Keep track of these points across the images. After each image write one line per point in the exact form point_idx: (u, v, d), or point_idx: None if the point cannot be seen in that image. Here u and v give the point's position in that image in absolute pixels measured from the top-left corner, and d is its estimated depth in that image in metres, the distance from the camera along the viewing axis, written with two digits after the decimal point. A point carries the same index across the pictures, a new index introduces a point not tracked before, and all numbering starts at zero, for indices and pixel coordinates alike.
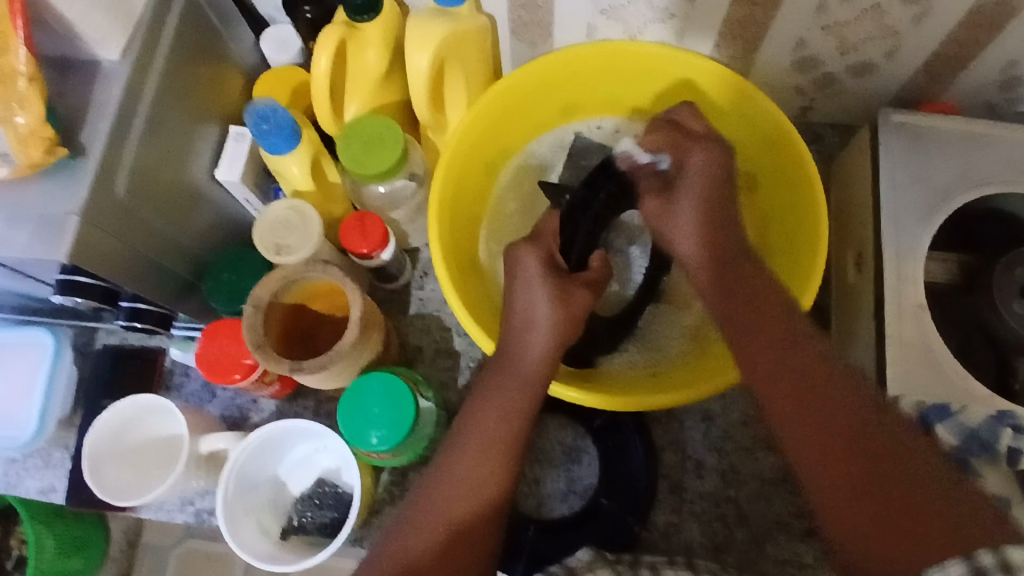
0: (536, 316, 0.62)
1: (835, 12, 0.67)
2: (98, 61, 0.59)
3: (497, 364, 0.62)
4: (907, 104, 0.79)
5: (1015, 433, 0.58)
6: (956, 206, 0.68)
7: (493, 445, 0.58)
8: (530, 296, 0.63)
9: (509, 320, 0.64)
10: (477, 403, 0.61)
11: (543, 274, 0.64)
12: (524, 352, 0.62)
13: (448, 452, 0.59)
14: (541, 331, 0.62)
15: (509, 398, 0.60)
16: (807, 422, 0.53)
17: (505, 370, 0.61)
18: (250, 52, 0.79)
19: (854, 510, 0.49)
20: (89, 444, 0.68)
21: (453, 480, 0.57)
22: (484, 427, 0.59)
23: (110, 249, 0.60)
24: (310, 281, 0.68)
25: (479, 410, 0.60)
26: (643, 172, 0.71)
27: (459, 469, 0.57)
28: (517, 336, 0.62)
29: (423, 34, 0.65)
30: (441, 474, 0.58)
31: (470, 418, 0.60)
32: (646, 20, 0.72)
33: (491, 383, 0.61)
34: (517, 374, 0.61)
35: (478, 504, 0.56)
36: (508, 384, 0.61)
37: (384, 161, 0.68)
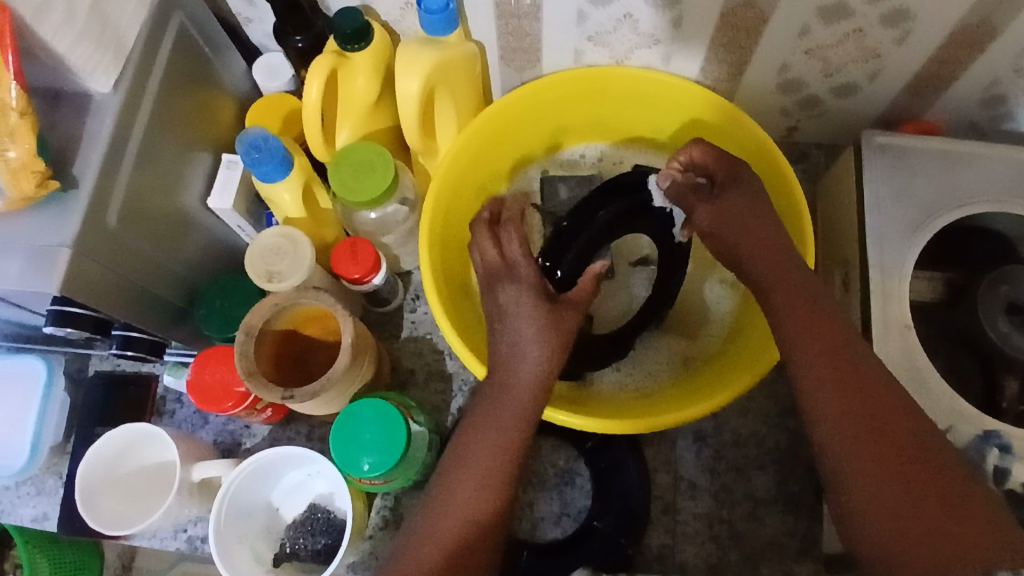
0: (526, 339, 0.63)
1: (817, 36, 0.68)
2: (89, 94, 0.59)
3: (493, 391, 0.62)
4: (891, 124, 0.80)
5: (1001, 454, 0.60)
6: (941, 225, 0.69)
7: (488, 481, 0.58)
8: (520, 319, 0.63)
9: (503, 341, 0.64)
10: (471, 434, 0.60)
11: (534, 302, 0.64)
12: (517, 381, 0.62)
13: (445, 482, 0.59)
14: (533, 358, 0.62)
15: (506, 424, 0.60)
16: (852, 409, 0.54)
17: (500, 399, 0.61)
18: (242, 79, 0.80)
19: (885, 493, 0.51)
20: (82, 476, 0.68)
21: (452, 508, 0.57)
22: (479, 460, 0.59)
23: (102, 279, 0.60)
24: (302, 307, 0.68)
25: (477, 441, 0.60)
26: (685, 185, 0.68)
27: (457, 496, 0.57)
28: (509, 365, 0.63)
29: (412, 63, 0.65)
30: (440, 506, 0.58)
31: (465, 446, 0.60)
32: (633, 45, 0.73)
33: (488, 411, 0.61)
34: (512, 399, 0.61)
35: (475, 538, 0.56)
36: (504, 415, 0.60)
37: (374, 188, 0.69)
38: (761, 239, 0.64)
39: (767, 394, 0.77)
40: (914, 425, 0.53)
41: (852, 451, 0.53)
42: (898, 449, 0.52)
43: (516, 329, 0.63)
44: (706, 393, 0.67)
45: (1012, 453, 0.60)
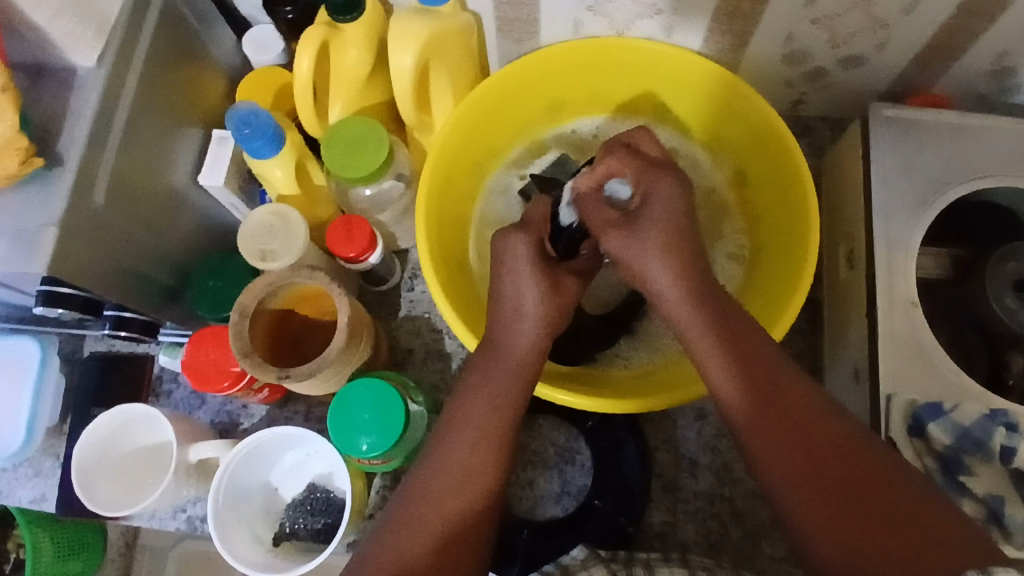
0: (525, 309, 0.61)
1: (824, 5, 0.66)
2: (72, 69, 0.58)
3: (485, 356, 0.61)
4: (898, 96, 0.78)
5: (1008, 433, 0.59)
6: (950, 199, 0.68)
7: (485, 444, 0.57)
8: (518, 286, 0.61)
9: (498, 315, 0.62)
10: (462, 398, 0.59)
11: (531, 262, 0.62)
12: (513, 343, 0.60)
13: (438, 446, 0.58)
14: (530, 324, 0.61)
15: (501, 392, 0.59)
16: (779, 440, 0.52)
17: (494, 361, 0.60)
18: (232, 53, 0.78)
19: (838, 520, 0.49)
20: (78, 457, 0.68)
21: (443, 470, 0.56)
22: (473, 422, 0.58)
23: (90, 260, 0.59)
24: (296, 286, 0.67)
25: (469, 404, 0.59)
26: (596, 205, 0.60)
27: (451, 458, 0.57)
28: (504, 331, 0.61)
29: (405, 35, 0.63)
30: (429, 472, 0.57)
31: (456, 415, 0.59)
32: (633, 15, 0.71)
33: (478, 373, 0.60)
34: (504, 365, 0.60)
35: (478, 502, 0.56)
36: (491, 376, 0.59)
37: (368, 163, 0.67)
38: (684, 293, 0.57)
39: None
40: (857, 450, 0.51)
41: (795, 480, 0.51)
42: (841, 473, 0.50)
43: (513, 299, 0.61)
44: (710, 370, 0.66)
45: (1019, 431, 0.59)
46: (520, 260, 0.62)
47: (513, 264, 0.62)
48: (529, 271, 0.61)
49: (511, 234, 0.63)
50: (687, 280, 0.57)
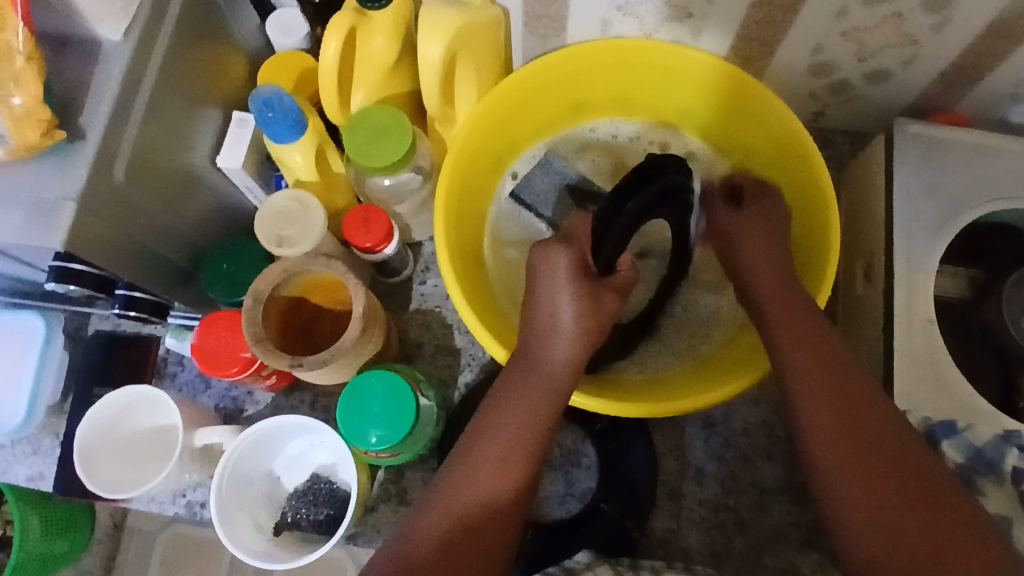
0: (560, 326, 0.61)
1: (855, 18, 0.66)
2: (98, 42, 0.57)
3: (521, 367, 0.60)
4: (920, 113, 0.78)
5: (1021, 455, 0.59)
6: (971, 219, 0.68)
7: (511, 454, 0.56)
8: (557, 302, 0.61)
9: (533, 326, 0.62)
10: (495, 410, 0.59)
11: (569, 277, 0.62)
12: (548, 360, 0.60)
13: (466, 457, 0.57)
14: (565, 342, 0.61)
15: (534, 406, 0.58)
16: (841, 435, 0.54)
17: (530, 373, 0.60)
18: (254, 35, 0.77)
19: (888, 528, 0.50)
20: (82, 433, 0.67)
21: (474, 481, 0.55)
22: (502, 429, 0.57)
23: (106, 236, 0.58)
24: (311, 274, 0.66)
25: (502, 411, 0.58)
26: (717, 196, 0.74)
27: (482, 470, 0.56)
28: (541, 346, 0.61)
29: (434, 25, 0.63)
30: (458, 482, 0.56)
31: (489, 424, 0.58)
32: (663, 18, 0.70)
33: (513, 380, 0.60)
34: (540, 379, 0.60)
35: (493, 512, 0.55)
36: (526, 387, 0.59)
37: (390, 153, 0.67)
38: (773, 261, 0.67)
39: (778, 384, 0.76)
40: (904, 453, 0.52)
41: (845, 471, 0.53)
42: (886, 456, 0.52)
43: (550, 314, 0.62)
44: (726, 377, 0.65)
45: None
46: (559, 277, 0.62)
47: (550, 280, 0.62)
48: (567, 286, 0.62)
49: (551, 248, 0.63)
50: (760, 266, 0.67)
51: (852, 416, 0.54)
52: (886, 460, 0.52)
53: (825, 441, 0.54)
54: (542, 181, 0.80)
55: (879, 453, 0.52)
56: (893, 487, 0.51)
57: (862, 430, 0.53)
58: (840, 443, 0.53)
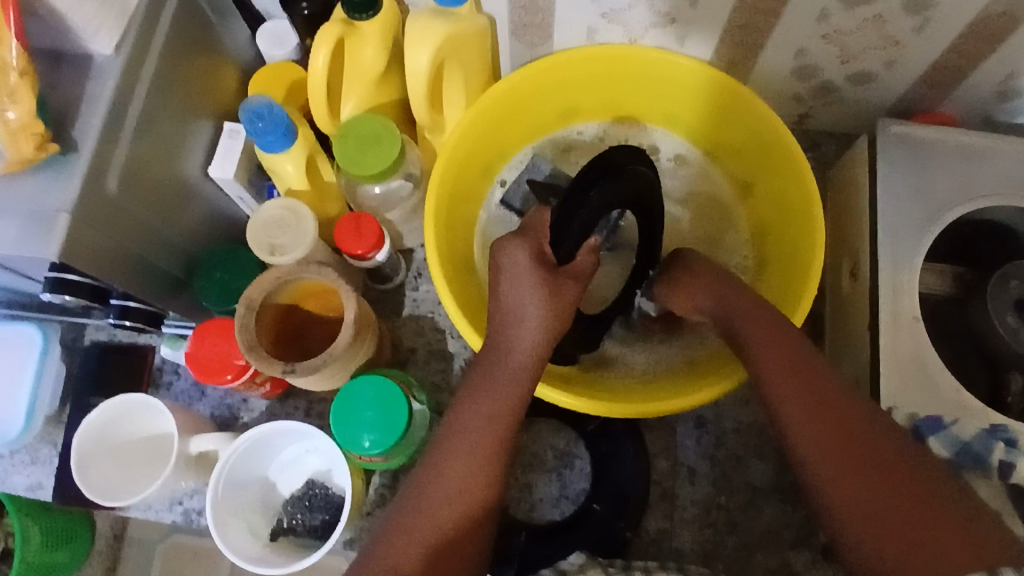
0: (523, 315, 0.61)
1: (836, 21, 0.67)
2: (90, 56, 0.58)
3: (490, 358, 0.61)
4: (904, 114, 0.79)
5: (1007, 448, 0.60)
6: (955, 218, 0.68)
7: (484, 450, 0.57)
8: (519, 295, 0.61)
9: (498, 318, 0.62)
10: (467, 402, 0.59)
11: (530, 267, 0.61)
12: (514, 347, 0.60)
13: (440, 450, 0.57)
14: (529, 330, 0.61)
15: (505, 395, 0.59)
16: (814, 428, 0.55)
17: (497, 363, 0.60)
18: (245, 47, 0.78)
19: (868, 514, 0.51)
20: (78, 441, 0.67)
21: (446, 473, 0.56)
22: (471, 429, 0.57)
23: (100, 246, 0.59)
24: (303, 282, 0.67)
25: (471, 411, 0.58)
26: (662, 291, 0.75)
27: (452, 461, 0.56)
28: (505, 335, 0.61)
29: (422, 34, 0.64)
30: (431, 475, 0.56)
31: (460, 417, 0.58)
32: (648, 24, 0.72)
33: (481, 379, 0.60)
34: (510, 368, 0.60)
35: (470, 510, 0.55)
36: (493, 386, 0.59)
37: (379, 161, 0.68)
38: (731, 293, 0.67)
39: None
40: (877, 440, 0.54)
41: (823, 461, 0.54)
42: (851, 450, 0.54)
43: (514, 307, 0.61)
44: (707, 380, 0.66)
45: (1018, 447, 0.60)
46: (520, 271, 0.61)
47: (513, 271, 0.62)
48: (529, 275, 0.61)
49: (508, 242, 0.63)
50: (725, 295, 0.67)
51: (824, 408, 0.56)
52: (853, 450, 0.53)
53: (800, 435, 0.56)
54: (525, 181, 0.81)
55: (852, 441, 0.54)
56: (868, 473, 0.52)
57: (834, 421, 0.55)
58: (815, 434, 0.55)
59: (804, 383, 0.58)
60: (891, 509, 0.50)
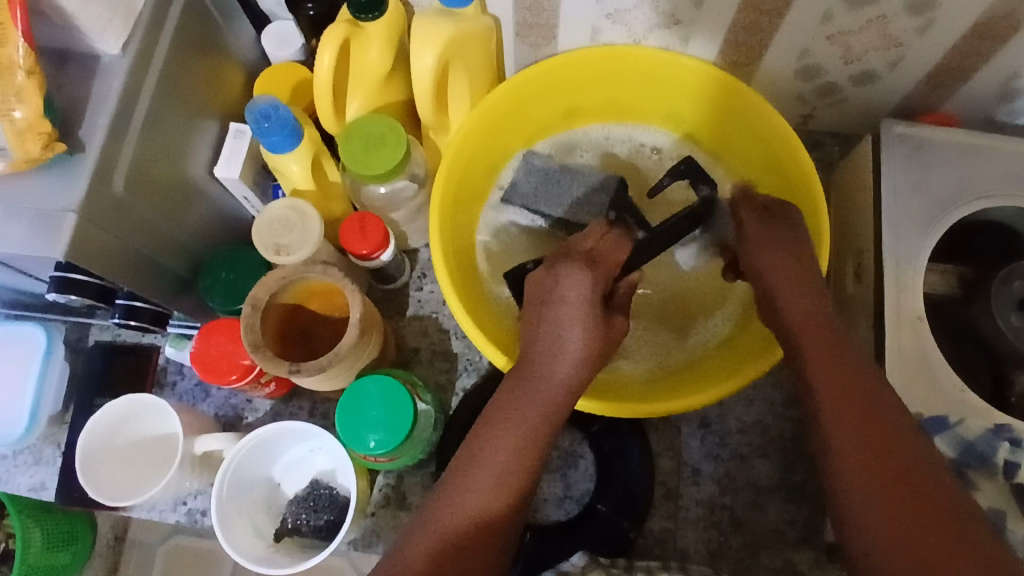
0: (566, 348, 0.61)
1: (840, 22, 0.67)
2: (97, 56, 0.58)
3: (526, 375, 0.61)
4: (907, 114, 0.79)
5: (1012, 447, 0.60)
6: (958, 218, 0.69)
7: (512, 465, 0.57)
8: (568, 328, 0.62)
9: (539, 343, 0.62)
10: (499, 416, 0.59)
11: (586, 301, 0.62)
12: (552, 370, 0.61)
13: (469, 461, 0.57)
14: (567, 358, 0.61)
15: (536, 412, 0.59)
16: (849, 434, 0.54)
17: (534, 380, 0.61)
18: (250, 47, 0.78)
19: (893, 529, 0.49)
20: (83, 441, 0.67)
21: (473, 483, 0.56)
22: (498, 446, 0.58)
23: (106, 246, 0.59)
24: (308, 281, 0.67)
25: (500, 424, 0.59)
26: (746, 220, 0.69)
27: (482, 473, 0.56)
28: (545, 358, 0.61)
29: (427, 34, 0.64)
30: (459, 484, 0.56)
31: (491, 428, 0.59)
32: (651, 25, 0.72)
33: (513, 396, 0.60)
34: (544, 386, 0.60)
35: (492, 521, 0.55)
36: (524, 404, 0.59)
37: (384, 161, 0.68)
38: (792, 284, 0.63)
39: (772, 384, 0.76)
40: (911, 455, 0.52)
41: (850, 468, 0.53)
42: (890, 458, 0.52)
43: (558, 336, 0.62)
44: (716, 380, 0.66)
45: (1023, 447, 0.60)
46: (571, 308, 0.62)
47: (567, 302, 0.62)
48: (580, 312, 0.62)
49: (573, 269, 0.64)
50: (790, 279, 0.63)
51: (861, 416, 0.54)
52: (883, 462, 0.52)
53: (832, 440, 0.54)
54: (526, 181, 0.80)
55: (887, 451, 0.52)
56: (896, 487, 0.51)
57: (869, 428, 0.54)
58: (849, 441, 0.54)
59: (843, 388, 0.56)
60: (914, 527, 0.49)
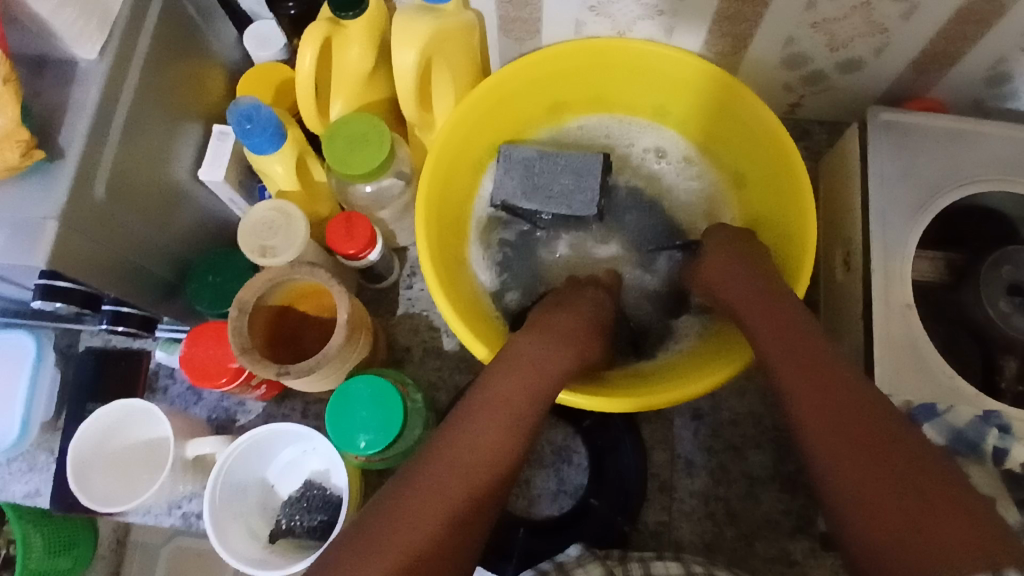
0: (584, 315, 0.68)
1: (824, 10, 0.67)
2: (74, 62, 0.57)
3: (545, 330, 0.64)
4: (894, 101, 0.79)
5: (1000, 434, 0.59)
6: (946, 204, 0.69)
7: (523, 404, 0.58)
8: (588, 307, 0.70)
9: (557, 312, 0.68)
10: (512, 357, 0.61)
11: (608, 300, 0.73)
12: (569, 326, 0.66)
13: (481, 398, 0.58)
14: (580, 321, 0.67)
15: (552, 359, 0.61)
16: (818, 393, 0.54)
17: (551, 334, 0.64)
18: (233, 48, 0.77)
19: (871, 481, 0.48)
20: (75, 448, 0.67)
21: (488, 418, 0.56)
22: (513, 387, 0.59)
23: (89, 253, 0.59)
24: (295, 283, 0.67)
25: (513, 363, 0.60)
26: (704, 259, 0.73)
27: (495, 407, 0.57)
28: (563, 322, 0.66)
29: (408, 31, 0.63)
30: (473, 416, 0.57)
31: (503, 368, 0.60)
32: (635, 16, 0.71)
33: (528, 343, 0.62)
34: (564, 339, 0.64)
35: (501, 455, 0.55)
36: (530, 356, 0.61)
37: (370, 161, 0.67)
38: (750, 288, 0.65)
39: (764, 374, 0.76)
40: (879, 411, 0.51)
41: (825, 422, 0.52)
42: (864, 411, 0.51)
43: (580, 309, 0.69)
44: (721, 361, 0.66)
45: (1010, 433, 0.59)
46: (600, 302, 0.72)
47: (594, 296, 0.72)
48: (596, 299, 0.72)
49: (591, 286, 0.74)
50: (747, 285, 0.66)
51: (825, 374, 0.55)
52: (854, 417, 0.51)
53: (804, 396, 0.54)
54: (507, 180, 0.79)
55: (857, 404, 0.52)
56: (869, 441, 0.50)
57: (837, 383, 0.54)
58: (818, 398, 0.53)
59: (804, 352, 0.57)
60: (887, 480, 0.48)
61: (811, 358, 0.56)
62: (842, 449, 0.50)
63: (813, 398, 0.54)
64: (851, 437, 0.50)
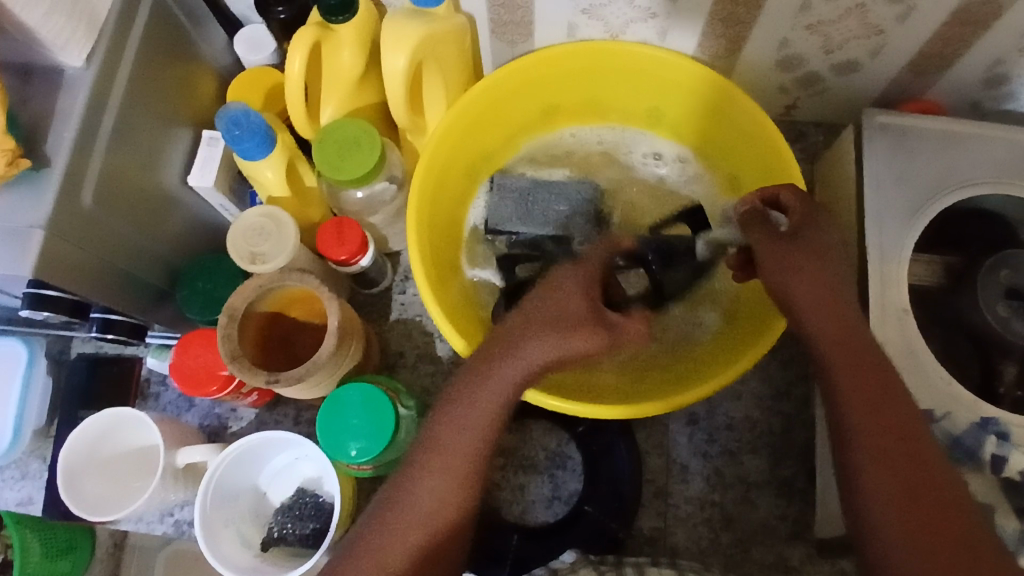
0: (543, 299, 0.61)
1: (818, 12, 0.66)
2: (60, 69, 0.57)
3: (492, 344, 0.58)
4: (891, 103, 0.78)
5: (999, 441, 0.59)
6: (943, 207, 0.68)
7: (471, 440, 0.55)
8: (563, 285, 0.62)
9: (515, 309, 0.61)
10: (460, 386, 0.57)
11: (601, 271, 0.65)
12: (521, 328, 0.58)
13: (434, 437, 0.56)
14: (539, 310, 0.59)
15: (496, 382, 0.56)
16: (871, 409, 0.53)
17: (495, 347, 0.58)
18: (223, 52, 0.77)
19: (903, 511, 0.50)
20: (65, 457, 0.67)
21: (438, 459, 0.55)
22: (461, 422, 0.56)
23: (77, 262, 0.58)
24: (286, 289, 0.67)
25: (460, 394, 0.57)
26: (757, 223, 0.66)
27: (445, 446, 0.55)
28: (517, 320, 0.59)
29: (398, 36, 0.63)
30: (423, 461, 0.55)
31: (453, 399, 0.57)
32: (628, 19, 0.71)
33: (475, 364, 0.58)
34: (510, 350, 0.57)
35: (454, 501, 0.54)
36: (477, 381, 0.57)
37: (360, 166, 0.67)
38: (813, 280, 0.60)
39: (760, 378, 0.76)
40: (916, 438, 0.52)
41: (868, 441, 0.53)
42: (908, 436, 0.52)
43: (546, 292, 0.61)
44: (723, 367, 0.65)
45: (1010, 440, 0.60)
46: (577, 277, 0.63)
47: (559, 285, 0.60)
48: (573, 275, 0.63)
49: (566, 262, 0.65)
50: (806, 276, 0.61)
51: (875, 391, 0.54)
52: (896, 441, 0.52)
53: (853, 411, 0.54)
54: (503, 206, 0.79)
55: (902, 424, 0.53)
56: (905, 469, 0.51)
57: (888, 402, 0.54)
58: (867, 415, 0.53)
59: (855, 364, 0.56)
60: (917, 510, 0.49)
61: (864, 370, 0.55)
62: (877, 474, 0.51)
63: (863, 413, 0.53)
64: (889, 462, 0.51)
